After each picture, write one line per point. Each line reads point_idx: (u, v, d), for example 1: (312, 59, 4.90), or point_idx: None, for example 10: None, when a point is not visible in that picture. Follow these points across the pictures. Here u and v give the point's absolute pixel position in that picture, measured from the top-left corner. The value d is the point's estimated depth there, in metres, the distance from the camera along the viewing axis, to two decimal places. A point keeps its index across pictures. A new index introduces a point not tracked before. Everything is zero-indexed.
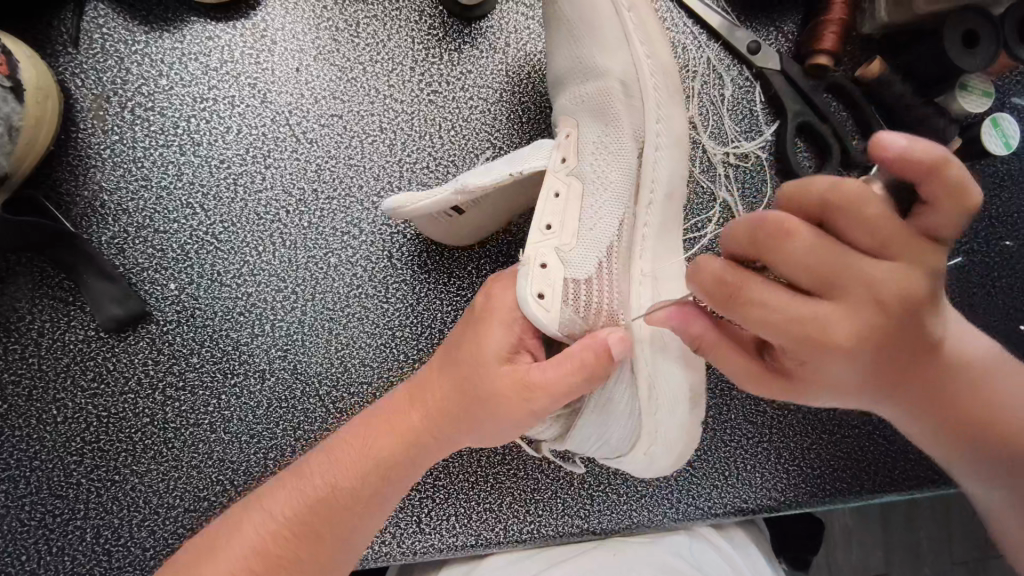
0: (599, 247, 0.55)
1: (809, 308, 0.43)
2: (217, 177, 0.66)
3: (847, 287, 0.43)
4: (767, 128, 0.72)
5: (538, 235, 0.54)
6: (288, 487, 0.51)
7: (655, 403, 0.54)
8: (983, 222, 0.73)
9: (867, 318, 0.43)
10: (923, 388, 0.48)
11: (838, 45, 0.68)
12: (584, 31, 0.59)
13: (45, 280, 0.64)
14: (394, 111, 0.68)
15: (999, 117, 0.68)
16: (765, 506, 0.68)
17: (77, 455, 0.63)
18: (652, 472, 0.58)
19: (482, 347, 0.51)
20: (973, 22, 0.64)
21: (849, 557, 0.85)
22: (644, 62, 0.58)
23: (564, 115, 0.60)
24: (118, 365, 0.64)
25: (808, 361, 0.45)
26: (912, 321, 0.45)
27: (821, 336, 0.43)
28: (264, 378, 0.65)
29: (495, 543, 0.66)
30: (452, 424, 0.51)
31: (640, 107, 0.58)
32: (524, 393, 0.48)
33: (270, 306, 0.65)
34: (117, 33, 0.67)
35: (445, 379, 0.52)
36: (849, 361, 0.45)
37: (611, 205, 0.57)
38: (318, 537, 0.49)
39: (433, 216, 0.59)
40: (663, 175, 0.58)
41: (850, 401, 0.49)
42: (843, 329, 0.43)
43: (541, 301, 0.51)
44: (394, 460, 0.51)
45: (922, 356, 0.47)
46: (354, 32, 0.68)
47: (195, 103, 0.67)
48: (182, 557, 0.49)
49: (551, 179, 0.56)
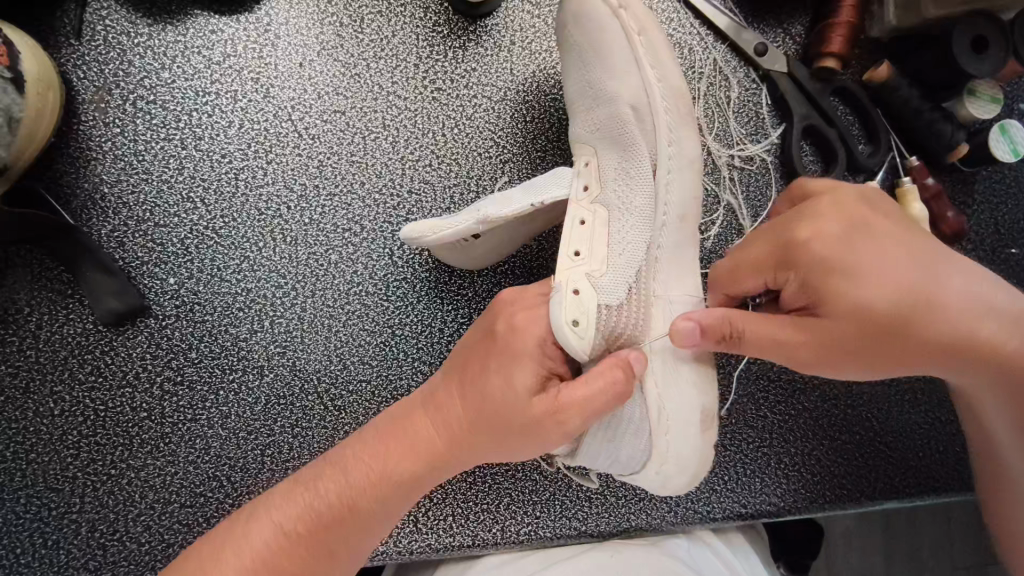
0: (628, 272, 0.55)
1: (789, 227, 0.50)
2: (218, 172, 0.66)
3: (796, 211, 0.51)
4: (773, 131, 0.71)
5: (566, 262, 0.55)
6: (297, 496, 0.50)
7: (665, 422, 0.52)
8: (990, 229, 0.72)
9: (831, 217, 0.50)
10: (950, 308, 0.49)
11: (846, 47, 0.67)
12: (594, 58, 0.58)
13: (44, 273, 0.64)
14: (397, 108, 0.67)
15: (1007, 124, 0.67)
16: (764, 511, 0.67)
17: (74, 449, 0.63)
18: (668, 492, 0.55)
19: (512, 380, 0.49)
20: (981, 28, 0.64)
21: (849, 561, 0.83)
22: (654, 84, 0.56)
23: (581, 144, 0.60)
24: (116, 359, 0.64)
25: (826, 277, 0.48)
26: (877, 228, 0.50)
27: (790, 236, 0.50)
28: (262, 374, 0.64)
29: (492, 544, 0.66)
30: (474, 445, 0.51)
31: (652, 130, 0.56)
32: (554, 417, 0.48)
33: (270, 302, 0.65)
34: (120, 25, 0.66)
35: (465, 404, 0.51)
36: (836, 258, 0.48)
37: (640, 227, 0.55)
38: (331, 554, 0.49)
39: (454, 244, 0.60)
40: (676, 198, 0.55)
41: (889, 335, 0.49)
42: (833, 230, 0.49)
43: (575, 328, 0.52)
44: (413, 477, 0.51)
45: (910, 263, 0.49)
46: (357, 28, 0.68)
47: (197, 97, 0.66)
48: (182, 560, 0.48)
49: (576, 208, 0.57)
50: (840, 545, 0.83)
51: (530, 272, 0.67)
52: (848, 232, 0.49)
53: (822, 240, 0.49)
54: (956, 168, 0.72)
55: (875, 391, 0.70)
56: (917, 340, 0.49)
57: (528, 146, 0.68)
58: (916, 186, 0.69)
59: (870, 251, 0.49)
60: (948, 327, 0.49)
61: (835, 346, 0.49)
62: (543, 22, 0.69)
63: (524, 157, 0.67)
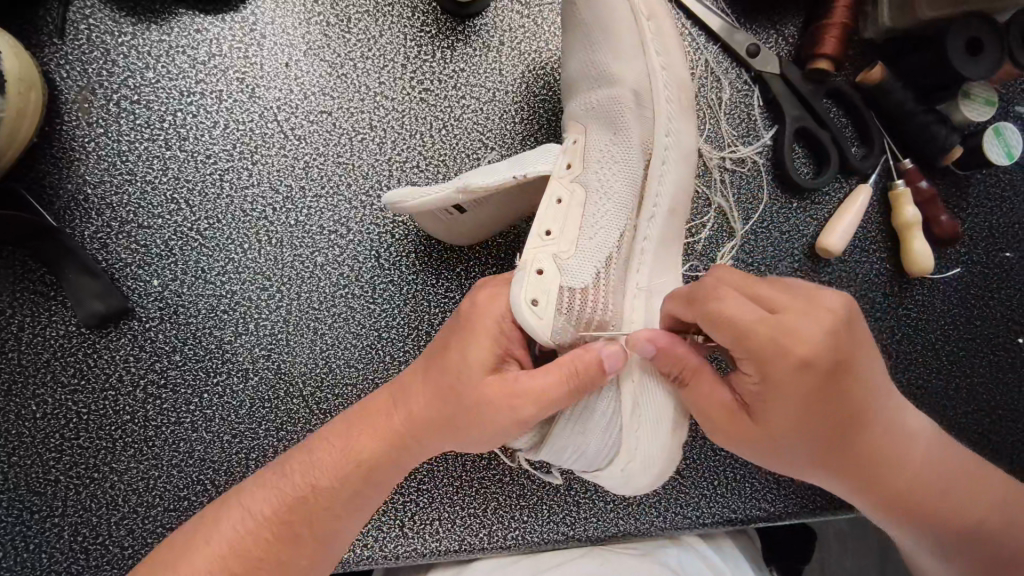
0: (597, 256, 0.54)
1: (776, 325, 0.46)
2: (203, 173, 0.65)
3: (798, 310, 0.46)
4: (765, 133, 0.70)
5: (537, 240, 0.53)
6: (265, 484, 0.51)
7: (637, 417, 0.52)
8: (984, 232, 0.71)
9: (826, 334, 0.46)
10: (872, 454, 0.50)
11: (839, 49, 0.66)
12: (601, 37, 0.57)
13: (26, 274, 0.63)
14: (384, 108, 0.67)
15: (1002, 125, 0.66)
16: (754, 516, 0.67)
17: (56, 451, 0.62)
18: (631, 490, 0.54)
19: (464, 358, 0.49)
20: (976, 29, 0.63)
21: (842, 563, 0.79)
22: (658, 71, 0.56)
23: (573, 122, 0.59)
24: (99, 361, 0.63)
25: (776, 391, 0.47)
26: (856, 360, 0.48)
27: (784, 343, 0.46)
28: (247, 377, 0.64)
29: (479, 549, 0.65)
30: (432, 428, 0.50)
31: (650, 118, 0.56)
32: (506, 401, 0.48)
33: (255, 305, 0.64)
34: (103, 24, 0.66)
35: (425, 384, 0.51)
36: (807, 378, 0.46)
37: (616, 213, 0.55)
38: (297, 540, 0.49)
39: (434, 214, 0.58)
40: (667, 188, 0.56)
41: (807, 452, 0.50)
42: (813, 357, 0.46)
43: (534, 308, 0.50)
44: (374, 461, 0.51)
45: (859, 406, 0.49)
46: (344, 28, 0.67)
47: (181, 97, 0.66)
48: (160, 553, 0.50)
49: (555, 185, 0.55)
50: (834, 545, 0.79)
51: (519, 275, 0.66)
52: (833, 356, 0.46)
53: (808, 359, 0.46)
54: (951, 170, 0.71)
55: None
56: (828, 467, 0.50)
57: (517, 147, 0.67)
58: (910, 188, 0.69)
59: (834, 381, 0.47)
60: (864, 468, 0.50)
61: (750, 445, 0.50)
62: (532, 22, 0.68)
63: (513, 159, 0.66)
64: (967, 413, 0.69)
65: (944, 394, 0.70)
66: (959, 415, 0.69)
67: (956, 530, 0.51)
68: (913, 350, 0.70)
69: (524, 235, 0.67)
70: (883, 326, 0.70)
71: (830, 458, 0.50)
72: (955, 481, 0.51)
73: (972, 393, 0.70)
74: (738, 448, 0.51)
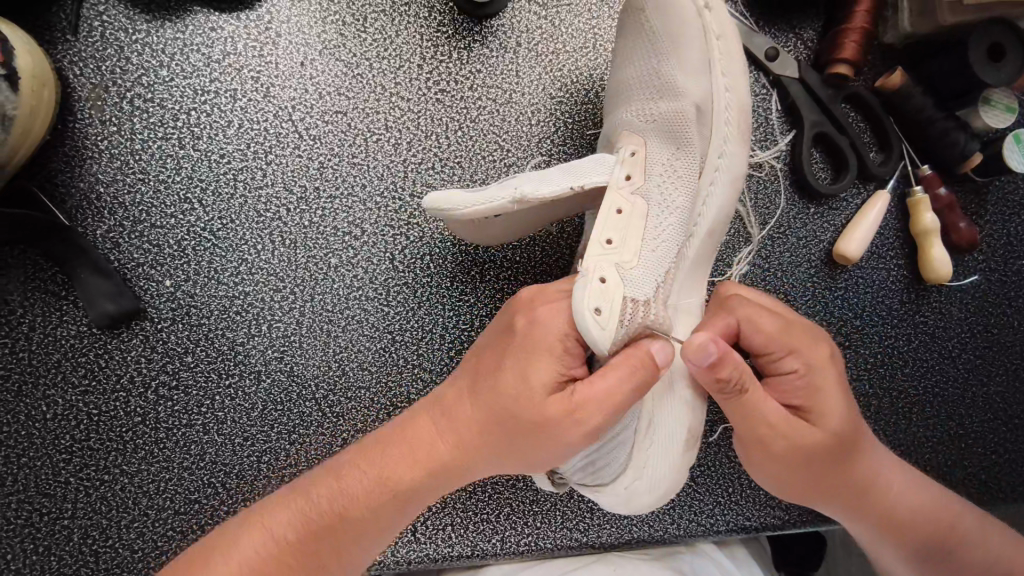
0: (658, 270, 0.54)
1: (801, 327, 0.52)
2: (216, 173, 0.64)
3: (808, 321, 0.53)
4: (782, 138, 0.70)
5: (598, 248, 0.52)
6: (291, 506, 0.50)
7: (651, 436, 0.51)
8: (1002, 240, 0.71)
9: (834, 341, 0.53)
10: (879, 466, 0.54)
11: (859, 54, 0.66)
12: (668, 48, 0.57)
13: (37, 274, 0.62)
14: (400, 109, 0.66)
15: (1023, 134, 0.65)
16: (768, 524, 0.66)
17: (67, 453, 0.62)
18: (631, 510, 0.53)
19: (526, 378, 0.47)
20: (999, 35, 0.62)
21: None
22: (722, 92, 0.57)
23: (630, 131, 0.58)
24: (111, 362, 0.63)
25: (816, 391, 0.50)
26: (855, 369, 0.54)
27: (812, 342, 0.51)
28: (259, 380, 0.63)
29: (491, 555, 0.65)
30: (478, 449, 0.49)
31: (707, 138, 0.57)
32: (568, 419, 0.46)
33: (267, 307, 0.64)
34: (117, 21, 0.65)
35: (475, 404, 0.49)
36: (836, 377, 0.51)
37: (672, 228, 0.55)
38: (319, 561, 0.49)
39: (478, 220, 0.57)
40: (712, 210, 0.57)
41: (833, 462, 0.51)
42: (836, 353, 0.52)
43: (598, 317, 0.48)
44: (413, 487, 0.50)
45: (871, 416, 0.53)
46: (360, 27, 0.66)
47: (195, 96, 0.65)
48: (184, 557, 0.50)
49: (613, 196, 0.54)
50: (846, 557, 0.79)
51: (534, 279, 0.65)
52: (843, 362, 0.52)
53: (831, 360, 0.51)
54: (969, 177, 0.71)
55: (885, 402, 0.68)
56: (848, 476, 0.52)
57: (533, 150, 0.66)
58: (929, 196, 0.68)
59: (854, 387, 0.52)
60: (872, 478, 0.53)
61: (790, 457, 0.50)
62: (550, 23, 0.67)
63: (529, 162, 0.66)
64: (984, 422, 0.69)
65: (960, 402, 0.69)
66: (975, 424, 0.69)
67: (940, 535, 0.55)
68: (929, 358, 0.69)
69: (539, 238, 0.66)
70: (899, 333, 0.69)
71: (850, 466, 0.52)
72: (938, 498, 0.56)
73: (987, 403, 0.69)
74: (778, 460, 0.50)
